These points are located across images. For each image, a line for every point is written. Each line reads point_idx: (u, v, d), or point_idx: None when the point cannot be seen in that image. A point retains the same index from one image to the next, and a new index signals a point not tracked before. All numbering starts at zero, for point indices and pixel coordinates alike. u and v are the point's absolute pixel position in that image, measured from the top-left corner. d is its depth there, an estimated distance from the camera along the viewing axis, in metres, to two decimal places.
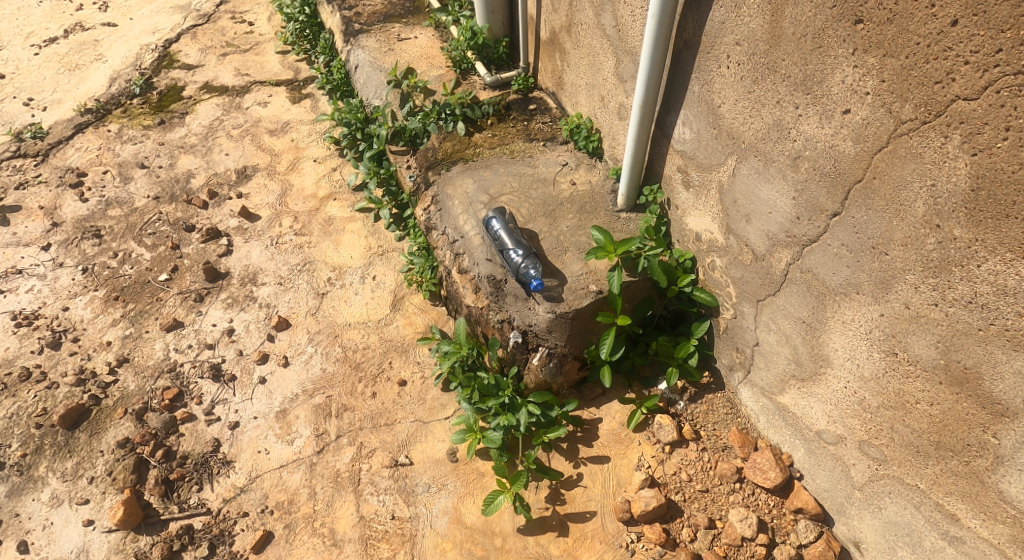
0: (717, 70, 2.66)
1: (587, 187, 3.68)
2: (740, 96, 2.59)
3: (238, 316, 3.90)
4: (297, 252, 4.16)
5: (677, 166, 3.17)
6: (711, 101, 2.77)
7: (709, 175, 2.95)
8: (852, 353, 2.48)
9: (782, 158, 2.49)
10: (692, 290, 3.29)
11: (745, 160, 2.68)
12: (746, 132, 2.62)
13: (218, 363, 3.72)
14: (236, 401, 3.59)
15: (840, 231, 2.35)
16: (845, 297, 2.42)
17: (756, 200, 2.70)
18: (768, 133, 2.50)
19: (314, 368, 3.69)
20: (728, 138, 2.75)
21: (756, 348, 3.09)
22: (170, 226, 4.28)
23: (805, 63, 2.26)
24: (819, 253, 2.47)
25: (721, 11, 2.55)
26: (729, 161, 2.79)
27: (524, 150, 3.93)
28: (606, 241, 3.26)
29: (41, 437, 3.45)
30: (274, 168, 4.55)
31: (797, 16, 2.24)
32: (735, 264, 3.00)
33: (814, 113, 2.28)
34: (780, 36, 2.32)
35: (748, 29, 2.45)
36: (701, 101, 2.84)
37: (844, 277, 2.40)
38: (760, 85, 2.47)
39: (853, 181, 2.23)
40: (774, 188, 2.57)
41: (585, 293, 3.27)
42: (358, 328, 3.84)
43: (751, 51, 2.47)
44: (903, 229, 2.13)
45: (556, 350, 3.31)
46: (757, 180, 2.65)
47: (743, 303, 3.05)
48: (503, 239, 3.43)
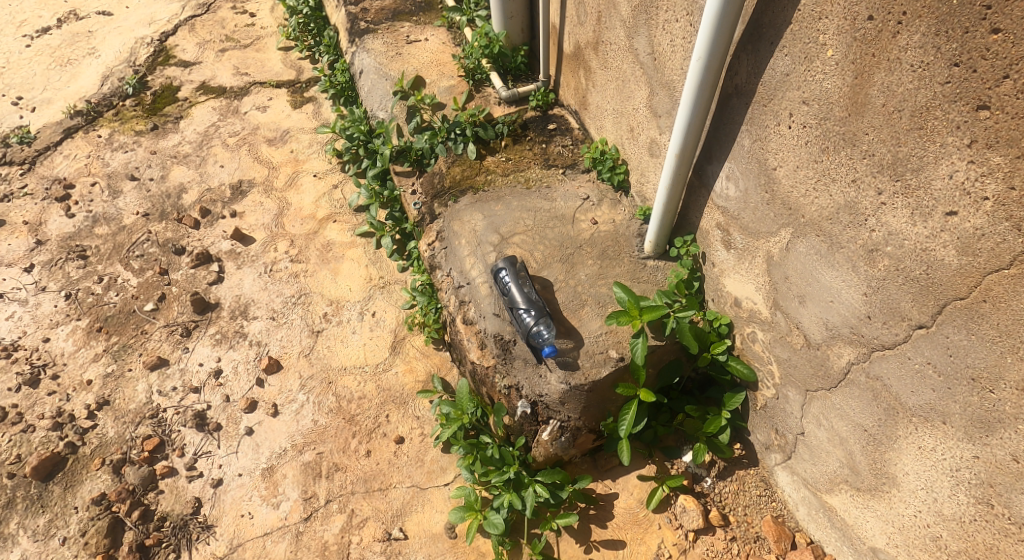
0: (775, 128, 2.20)
1: (610, 227, 3.30)
2: (802, 163, 2.13)
3: (226, 355, 3.60)
4: (292, 282, 3.82)
5: (717, 222, 2.73)
6: (764, 161, 2.31)
7: (756, 241, 2.51)
8: (929, 485, 2.04)
9: (853, 245, 2.03)
10: (727, 359, 2.89)
11: (804, 237, 2.23)
12: (808, 206, 2.16)
13: (203, 410, 3.43)
14: (220, 455, 3.31)
15: (926, 347, 1.91)
16: (926, 423, 1.98)
17: (814, 283, 2.25)
18: (837, 213, 2.05)
19: (305, 420, 3.40)
20: (782, 206, 2.29)
21: (801, 438, 2.69)
22: (159, 248, 3.96)
23: (897, 143, 1.80)
24: (893, 364, 2.03)
25: (786, 60, 2.07)
26: (783, 232, 2.34)
27: (541, 179, 3.53)
28: (630, 301, 2.87)
29: (13, 489, 3.20)
30: (271, 184, 4.19)
31: (888, 86, 1.77)
32: (781, 344, 2.58)
33: (905, 206, 1.83)
34: (864, 104, 1.85)
35: (821, 88, 1.98)
36: (752, 158, 2.37)
37: (926, 400, 1.96)
38: (830, 157, 2.01)
39: (951, 297, 1.79)
40: (838, 275, 2.12)
41: (604, 360, 2.91)
42: (354, 374, 3.52)
43: (822, 115, 2.00)
44: (1018, 369, 1.70)
45: (569, 423, 2.95)
46: (817, 262, 2.20)
47: (788, 387, 2.64)
48: (511, 294, 3.02)
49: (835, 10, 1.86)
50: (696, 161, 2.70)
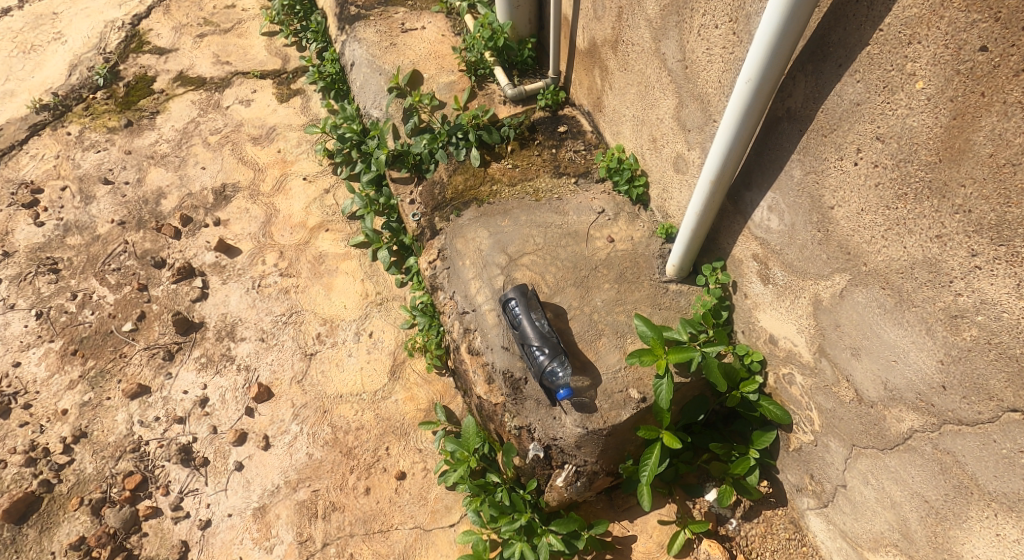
0: (838, 163, 1.98)
1: (628, 246, 3.01)
2: (868, 207, 1.92)
3: (212, 381, 3.33)
4: (283, 299, 3.55)
5: (753, 253, 2.45)
6: (817, 198, 2.08)
7: (800, 280, 2.24)
8: None
9: (928, 306, 1.84)
10: (758, 399, 2.65)
11: (865, 287, 1.99)
12: (871, 255, 1.95)
13: (188, 443, 3.19)
14: (209, 493, 3.08)
15: (1018, 431, 1.73)
16: (1010, 512, 1.80)
17: (873, 337, 2.01)
18: (914, 269, 1.84)
19: (299, 454, 3.17)
20: (838, 250, 2.05)
21: (842, 490, 2.47)
22: (137, 260, 3.65)
23: (1004, 202, 1.62)
24: (972, 442, 1.84)
25: (859, 87, 1.85)
26: (836, 278, 2.09)
27: (551, 189, 3.23)
28: (654, 337, 2.64)
29: None
30: (257, 188, 3.87)
31: (999, 132, 1.59)
32: (824, 393, 2.32)
33: (1007, 273, 1.64)
34: (964, 151, 1.67)
35: (903, 125, 1.78)
36: (802, 191, 2.12)
37: (1012, 488, 1.78)
38: (910, 204, 1.81)
39: None
40: (906, 334, 1.92)
41: (624, 401, 2.68)
42: (351, 402, 3.28)
43: (903, 155, 1.80)
44: None
45: (585, 467, 2.72)
46: (880, 318, 1.97)
47: (829, 437, 2.40)
48: (523, 328, 2.74)
49: (932, 34, 1.65)
50: (732, 185, 2.42)
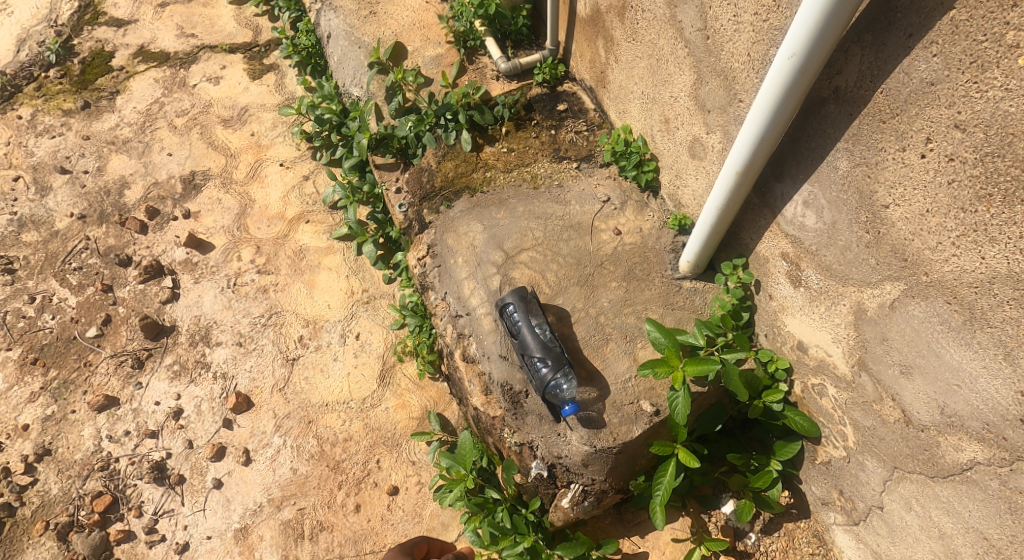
0: (900, 155, 1.69)
1: (636, 239, 2.73)
2: (937, 208, 1.65)
3: (186, 391, 3.07)
4: (261, 299, 3.28)
5: (782, 251, 2.16)
6: (869, 194, 1.80)
7: (841, 286, 1.97)
8: None
9: (1008, 328, 1.59)
10: (783, 409, 2.39)
11: (927, 300, 1.73)
12: (937, 264, 1.68)
13: (162, 460, 2.93)
14: (185, 514, 2.84)
15: None
16: None
17: (932, 357, 1.77)
18: (994, 284, 1.58)
19: (282, 469, 2.93)
20: (893, 256, 1.79)
21: (878, 511, 2.23)
22: (101, 258, 3.35)
23: None
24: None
25: (937, 62, 1.56)
26: (888, 287, 1.82)
27: (551, 176, 2.94)
28: (669, 345, 2.38)
29: None
30: (229, 175, 3.55)
31: None
32: (863, 409, 2.06)
33: None
34: None
35: (994, 110, 1.49)
36: (849, 185, 1.84)
37: None
38: (996, 207, 1.54)
39: None
40: (976, 358, 1.67)
41: (635, 415, 2.45)
42: (338, 411, 3.03)
43: (991, 147, 1.51)
44: None
45: (593, 486, 2.49)
46: (944, 338, 1.72)
47: (865, 456, 2.15)
48: (522, 336, 2.47)
49: None
50: (760, 175, 2.12)
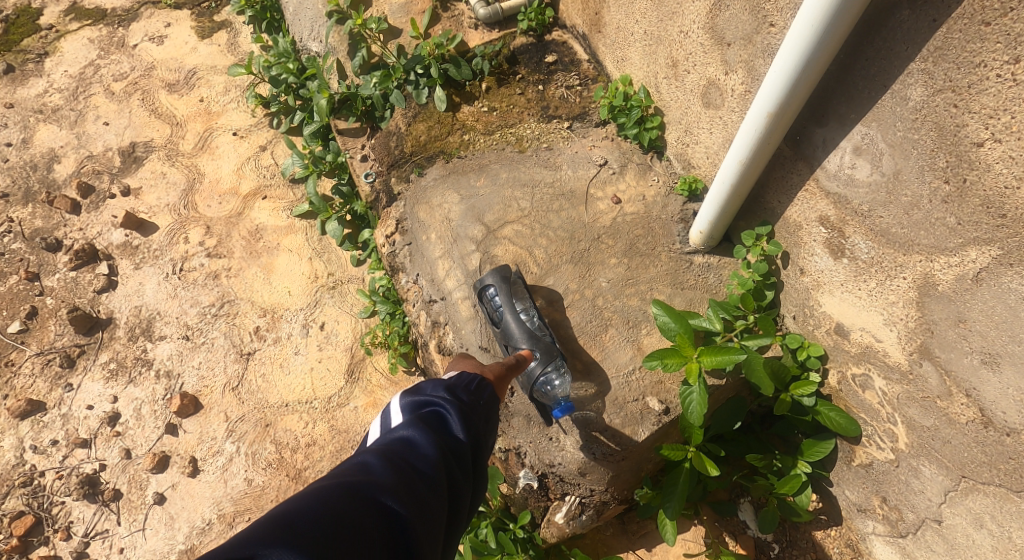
0: (1007, 73, 1.35)
1: (638, 207, 2.35)
2: None
3: (123, 393, 2.68)
4: (211, 286, 2.87)
5: (819, 215, 1.82)
6: (954, 130, 1.45)
7: (903, 257, 1.63)
8: None
9: None
10: (815, 403, 2.01)
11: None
12: None
13: (94, 473, 2.55)
14: (122, 535, 2.46)
15: None
16: None
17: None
18: None
19: (235, 480, 2.53)
20: (982, 209, 1.45)
21: (935, 524, 1.84)
22: (26, 243, 2.95)
23: None
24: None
25: None
26: (972, 251, 1.49)
27: (538, 137, 2.54)
28: (681, 331, 1.99)
29: None
30: (175, 147, 3.14)
31: None
32: (920, 407, 1.72)
33: None
34: None
35: None
36: (925, 121, 1.50)
37: None
38: None
39: None
40: None
41: (640, 413, 2.09)
42: (299, 412, 2.64)
43: None
44: None
45: (593, 498, 2.13)
46: None
47: (920, 459, 1.79)
48: (505, 323, 2.07)
49: None
50: (796, 119, 1.77)
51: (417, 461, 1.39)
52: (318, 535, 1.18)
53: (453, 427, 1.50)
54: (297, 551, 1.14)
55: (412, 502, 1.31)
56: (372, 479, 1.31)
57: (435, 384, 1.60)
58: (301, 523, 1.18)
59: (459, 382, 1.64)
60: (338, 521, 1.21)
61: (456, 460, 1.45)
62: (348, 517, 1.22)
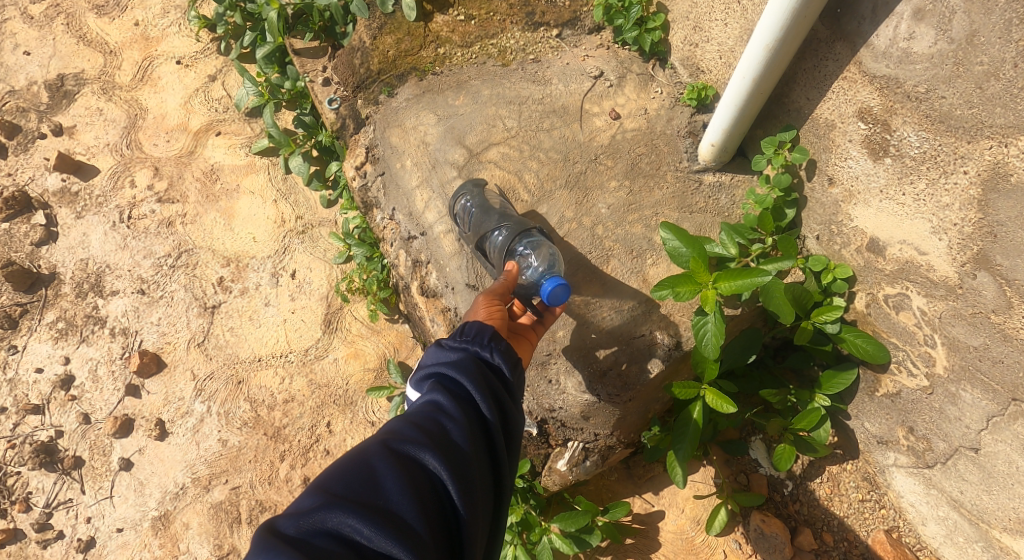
0: None
1: (640, 123, 2.11)
2: None
3: (76, 353, 2.43)
4: (165, 234, 2.59)
5: (862, 107, 1.64)
6: None
7: (972, 144, 1.47)
8: None
9: None
10: (839, 331, 1.83)
11: None
12: None
13: (51, 440, 2.32)
14: (88, 504, 2.25)
15: None
16: None
17: None
18: None
19: (209, 442, 2.32)
20: None
21: (969, 454, 1.72)
22: None
23: None
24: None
25: None
26: None
27: (524, 48, 2.29)
28: (694, 255, 1.78)
29: None
30: (111, 78, 2.80)
31: None
32: (971, 324, 1.58)
33: None
34: None
35: None
36: None
37: None
38: None
39: None
40: None
41: (650, 348, 1.90)
42: (273, 367, 2.42)
43: None
44: None
45: (596, 442, 1.96)
46: None
47: (960, 384, 1.66)
48: (495, 216, 1.98)
49: None
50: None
51: (445, 422, 1.30)
52: (359, 498, 1.15)
53: (475, 382, 1.38)
54: (344, 513, 1.12)
55: (447, 463, 1.24)
56: (405, 440, 1.25)
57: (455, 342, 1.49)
58: (336, 488, 1.16)
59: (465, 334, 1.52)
60: (371, 486, 1.17)
61: (489, 413, 1.35)
62: (387, 482, 1.18)
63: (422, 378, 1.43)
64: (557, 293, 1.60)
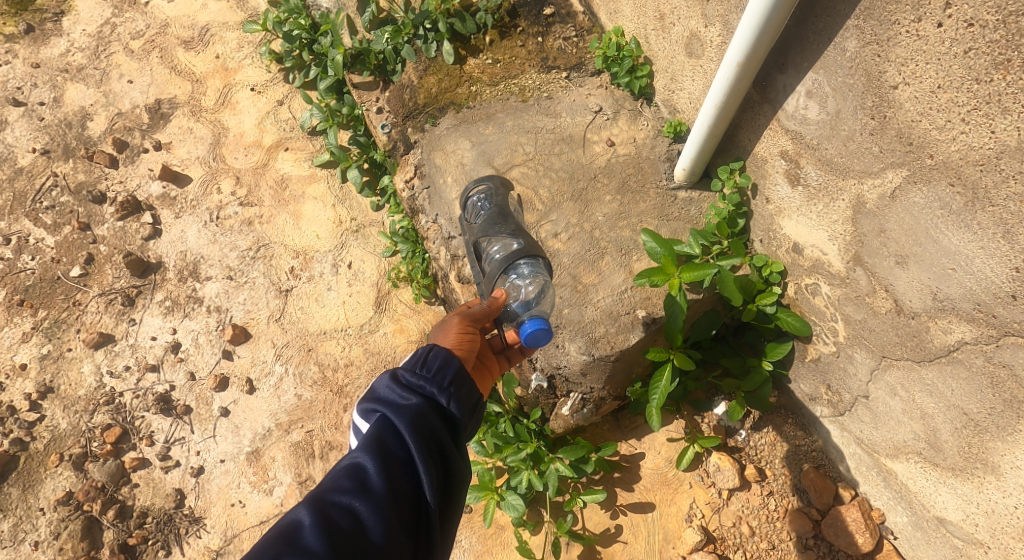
0: (913, 26, 1.58)
1: (630, 149, 2.73)
2: (950, 81, 1.55)
3: (182, 325, 3.06)
4: (247, 232, 3.21)
5: (781, 150, 2.15)
6: (878, 73, 1.69)
7: (840, 181, 1.94)
8: None
9: (1012, 203, 1.52)
10: (776, 312, 2.44)
11: (928, 184, 1.67)
12: (943, 145, 1.60)
13: (166, 392, 2.95)
14: (196, 441, 2.89)
15: None
16: None
17: (927, 244, 1.72)
18: (1000, 159, 1.51)
19: (287, 395, 2.95)
20: (897, 139, 1.70)
21: (863, 399, 2.33)
22: (73, 195, 3.24)
23: None
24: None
25: None
26: (889, 174, 1.76)
27: (539, 87, 2.89)
28: (665, 254, 2.39)
29: None
30: (198, 103, 3.42)
31: None
32: (855, 303, 2.12)
33: None
34: None
35: None
36: (857, 67, 1.74)
37: None
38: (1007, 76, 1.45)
39: None
40: (974, 240, 1.62)
41: (632, 323, 2.49)
42: (336, 338, 3.04)
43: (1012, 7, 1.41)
44: None
45: (592, 394, 2.58)
46: (943, 222, 1.67)
47: (854, 348, 2.24)
48: (509, 223, 2.52)
49: None
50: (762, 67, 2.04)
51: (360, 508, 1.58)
52: None
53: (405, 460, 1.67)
54: None
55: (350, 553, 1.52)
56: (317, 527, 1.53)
57: (403, 402, 1.74)
58: None
59: (427, 368, 1.80)
60: None
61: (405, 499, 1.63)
62: None
63: (373, 410, 1.75)
64: (535, 342, 2.04)
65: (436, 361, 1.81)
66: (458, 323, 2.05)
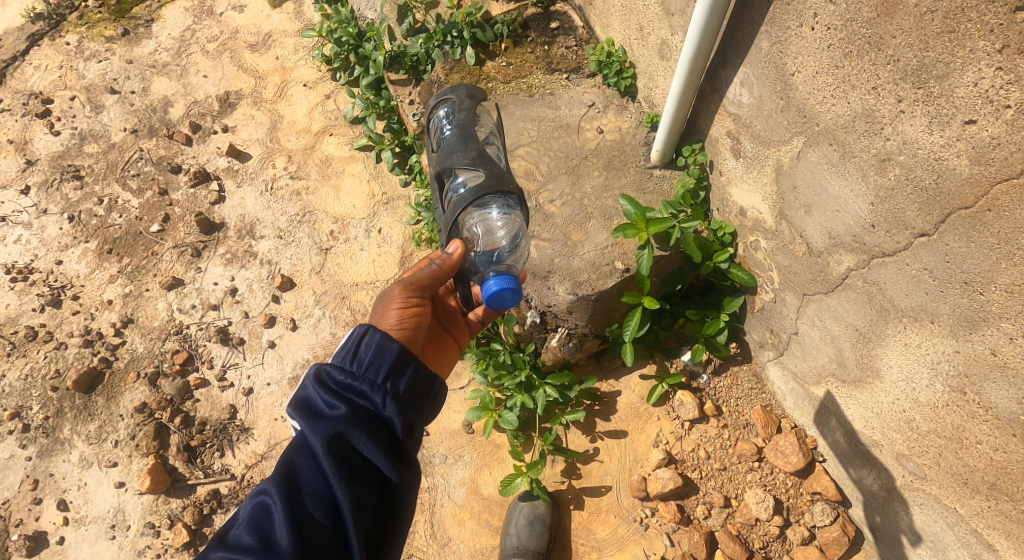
0: (797, 30, 2.19)
1: (616, 136, 3.31)
2: (822, 68, 2.14)
3: (239, 274, 3.66)
4: (295, 200, 3.83)
5: (727, 130, 2.76)
6: (781, 65, 2.31)
7: (766, 150, 2.55)
8: (909, 375, 2.22)
9: (865, 154, 2.09)
10: (729, 266, 2.99)
11: (816, 145, 2.26)
12: (823, 115, 2.19)
13: (224, 326, 3.55)
14: (248, 366, 3.47)
15: (924, 252, 2.02)
16: (914, 321, 2.13)
17: (822, 192, 2.31)
18: (853, 122, 2.09)
19: (323, 333, 3.50)
20: (797, 115, 2.32)
21: (793, 336, 2.86)
22: (155, 166, 3.92)
23: (924, 48, 1.83)
24: (891, 270, 2.14)
25: None
26: (795, 141, 2.37)
27: (544, 85, 3.51)
28: (637, 214, 2.93)
29: (59, 400, 3.40)
30: (260, 95, 4.09)
31: None
32: (784, 252, 2.68)
33: (923, 114, 1.88)
34: (896, 4, 1.86)
35: None
36: (769, 62, 2.36)
37: (917, 301, 2.09)
38: (852, 62, 2.03)
39: (957, 206, 1.88)
40: (847, 186, 2.19)
41: (610, 272, 3.04)
42: (366, 289, 3.59)
43: (850, 15, 2.00)
44: (1010, 274, 1.81)
45: (576, 330, 3.14)
46: (827, 171, 2.25)
47: (786, 291, 2.78)
48: (468, 152, 2.86)
49: None
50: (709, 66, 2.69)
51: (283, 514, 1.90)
52: None
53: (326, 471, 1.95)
54: None
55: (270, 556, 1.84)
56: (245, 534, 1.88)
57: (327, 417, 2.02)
58: None
59: (359, 367, 2.11)
60: None
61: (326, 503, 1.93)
62: None
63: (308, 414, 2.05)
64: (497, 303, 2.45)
65: (366, 354, 2.12)
66: (400, 292, 2.43)
